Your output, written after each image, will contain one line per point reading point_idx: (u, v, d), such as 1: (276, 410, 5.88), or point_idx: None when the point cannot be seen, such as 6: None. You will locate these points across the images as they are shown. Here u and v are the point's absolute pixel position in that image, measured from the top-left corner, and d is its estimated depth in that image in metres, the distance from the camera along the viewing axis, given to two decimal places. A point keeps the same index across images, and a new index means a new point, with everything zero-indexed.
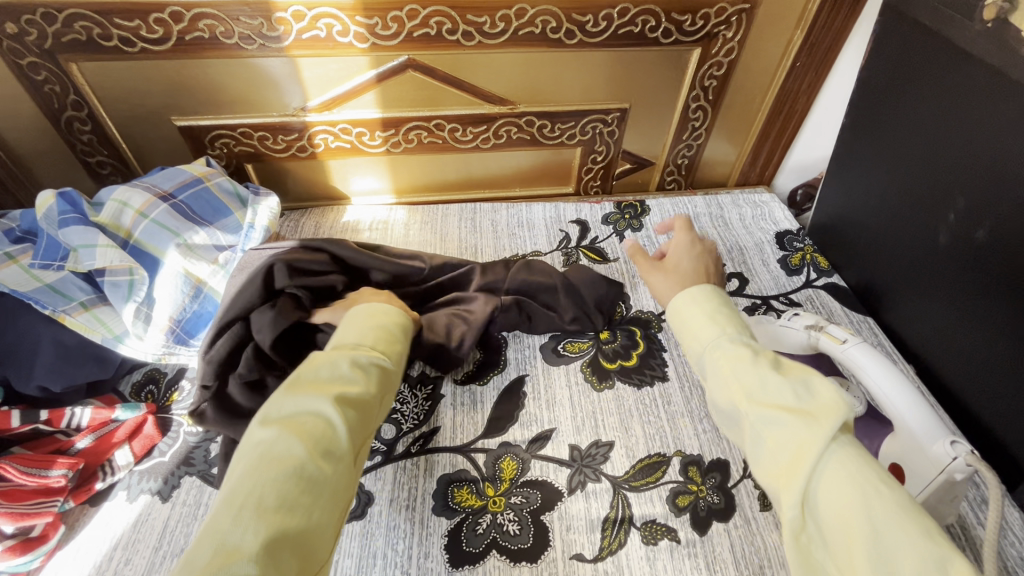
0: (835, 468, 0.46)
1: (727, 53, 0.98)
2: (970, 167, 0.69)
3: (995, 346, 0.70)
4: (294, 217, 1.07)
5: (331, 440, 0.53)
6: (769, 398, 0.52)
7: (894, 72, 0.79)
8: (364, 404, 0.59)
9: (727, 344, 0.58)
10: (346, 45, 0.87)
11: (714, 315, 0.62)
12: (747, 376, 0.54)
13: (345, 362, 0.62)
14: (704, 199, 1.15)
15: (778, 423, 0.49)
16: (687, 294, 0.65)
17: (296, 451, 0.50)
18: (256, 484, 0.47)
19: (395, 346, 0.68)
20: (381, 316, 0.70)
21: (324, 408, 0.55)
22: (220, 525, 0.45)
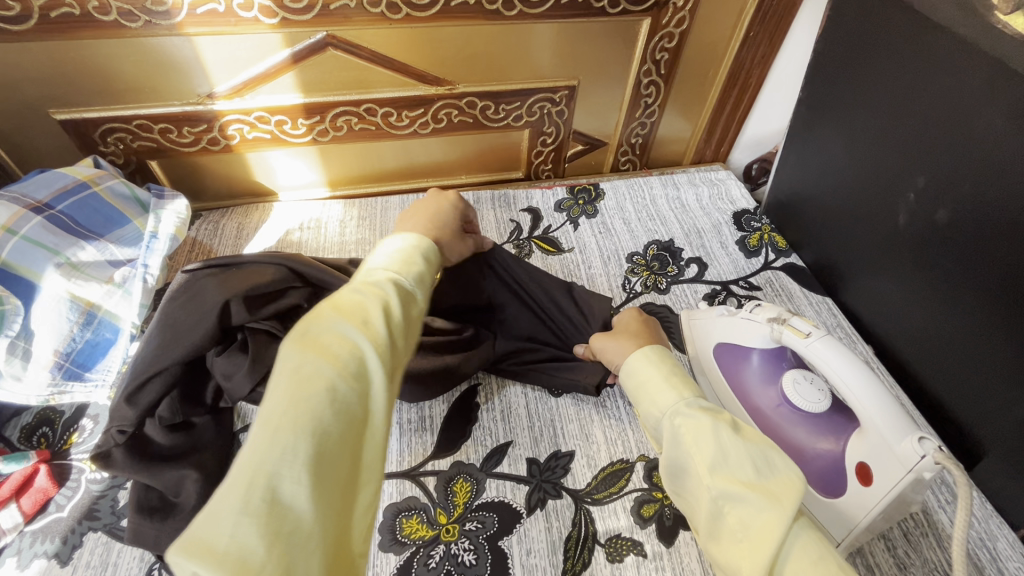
0: (797, 549, 0.45)
1: (678, 23, 0.91)
2: (931, 143, 0.65)
3: (957, 327, 0.68)
4: (213, 219, 0.96)
5: (364, 362, 0.47)
6: (729, 471, 0.49)
7: (850, 43, 0.75)
8: (396, 327, 0.52)
9: (685, 411, 0.54)
10: (252, 20, 0.76)
11: (670, 378, 0.58)
12: (707, 444, 0.51)
13: (359, 286, 0.53)
14: (659, 179, 1.09)
15: (742, 501, 0.47)
16: (640, 356, 0.60)
17: (325, 372, 0.44)
18: (293, 406, 0.41)
19: (416, 276, 0.58)
20: (401, 253, 0.59)
21: (351, 331, 0.48)
22: (253, 449, 0.39)
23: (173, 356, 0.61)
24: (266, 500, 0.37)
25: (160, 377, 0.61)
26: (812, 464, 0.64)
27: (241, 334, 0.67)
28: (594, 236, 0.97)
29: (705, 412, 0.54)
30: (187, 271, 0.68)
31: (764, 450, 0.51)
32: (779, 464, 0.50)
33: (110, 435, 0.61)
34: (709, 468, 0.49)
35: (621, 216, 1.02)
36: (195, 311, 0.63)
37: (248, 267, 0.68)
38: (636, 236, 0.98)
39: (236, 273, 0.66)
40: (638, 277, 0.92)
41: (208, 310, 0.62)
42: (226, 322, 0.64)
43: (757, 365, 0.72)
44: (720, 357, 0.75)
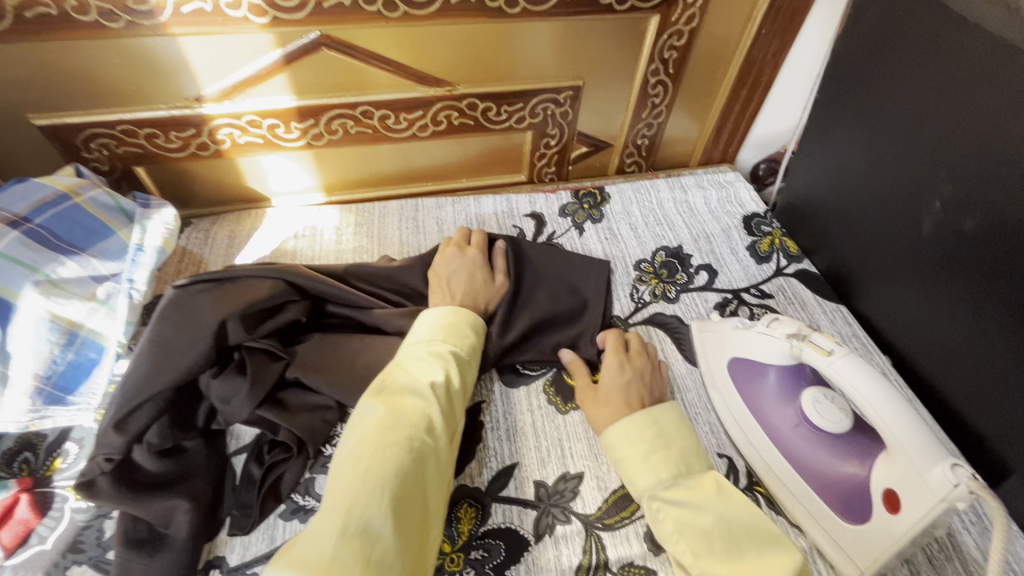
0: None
1: (688, 21, 0.87)
2: (961, 149, 0.62)
3: (983, 340, 0.65)
4: (204, 226, 0.92)
5: (430, 418, 0.56)
6: (713, 559, 0.50)
7: (873, 42, 0.71)
8: (452, 388, 0.60)
9: (663, 493, 0.56)
10: (241, 19, 0.72)
11: (649, 457, 0.59)
12: (688, 525, 0.53)
13: (423, 351, 0.62)
14: (666, 182, 1.06)
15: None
16: (618, 429, 0.62)
17: (403, 427, 0.53)
18: (379, 450, 0.50)
19: (468, 341, 0.67)
20: (451, 317, 0.67)
21: (422, 392, 0.57)
22: (346, 484, 0.48)
23: (165, 379, 0.60)
24: (359, 530, 0.44)
25: (151, 402, 0.60)
26: (832, 487, 0.62)
27: (237, 354, 0.66)
28: (600, 243, 0.94)
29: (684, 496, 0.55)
30: (178, 287, 0.66)
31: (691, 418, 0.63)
32: (762, 546, 0.51)
33: (95, 465, 0.58)
34: (694, 557, 0.51)
35: (628, 221, 0.98)
36: (193, 332, 0.62)
37: (243, 282, 0.68)
38: (644, 242, 0.95)
39: (238, 288, 0.67)
40: (646, 285, 0.88)
41: (204, 330, 0.62)
42: (222, 342, 0.63)
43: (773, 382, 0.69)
44: (734, 373, 0.72)
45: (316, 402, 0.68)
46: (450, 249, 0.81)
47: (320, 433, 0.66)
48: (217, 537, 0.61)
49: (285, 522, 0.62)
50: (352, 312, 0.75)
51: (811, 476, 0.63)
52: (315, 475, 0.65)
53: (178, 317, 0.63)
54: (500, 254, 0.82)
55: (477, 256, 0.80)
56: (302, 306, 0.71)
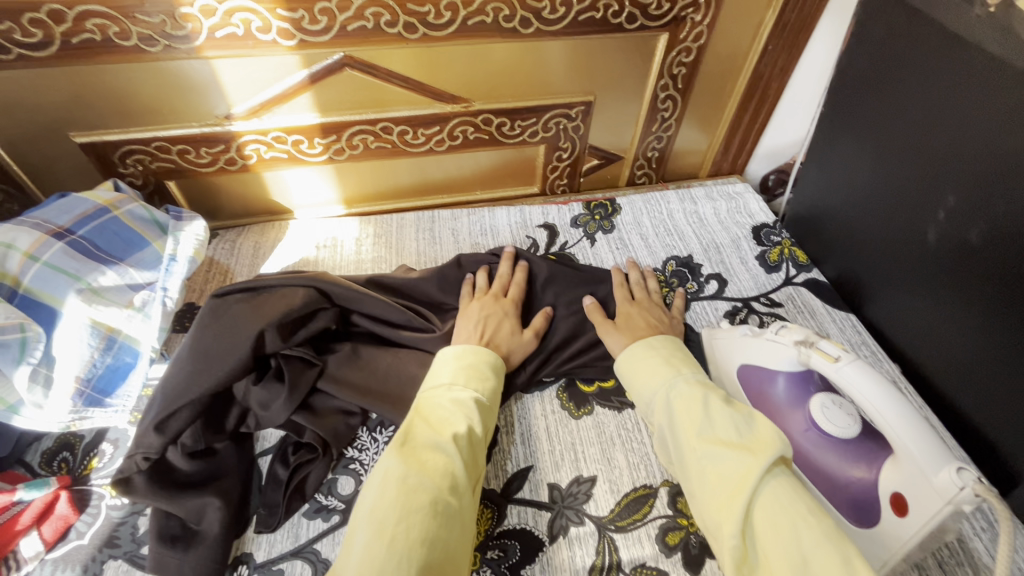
0: (771, 493, 0.51)
1: (696, 38, 0.90)
2: (963, 160, 0.64)
3: (989, 348, 0.66)
4: (230, 237, 0.96)
5: (453, 477, 0.57)
6: (715, 434, 0.57)
7: (876, 57, 0.73)
8: (473, 440, 0.61)
9: (680, 384, 0.64)
10: (270, 43, 0.76)
11: (669, 360, 0.69)
12: (694, 414, 0.60)
13: (445, 401, 0.64)
14: (676, 194, 1.08)
15: (725, 459, 0.55)
16: (642, 344, 0.72)
17: (427, 488, 0.54)
18: (403, 516, 0.51)
19: (489, 384, 0.68)
20: (471, 357, 0.69)
21: (445, 448, 0.58)
22: (372, 555, 0.49)
23: (205, 384, 0.64)
24: None
25: (190, 405, 0.63)
26: (841, 490, 0.63)
27: (273, 361, 0.70)
28: (611, 253, 0.96)
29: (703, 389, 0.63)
30: (215, 297, 0.71)
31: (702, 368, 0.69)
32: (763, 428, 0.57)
33: (134, 464, 0.62)
34: (699, 432, 0.58)
35: (638, 231, 1.00)
36: (234, 341, 0.66)
37: (277, 292, 0.72)
38: (654, 252, 0.97)
39: (275, 299, 0.71)
40: (657, 294, 0.90)
41: (243, 338, 0.66)
42: (259, 350, 0.67)
43: (782, 389, 0.70)
44: (744, 379, 0.74)
45: (339, 406, 0.71)
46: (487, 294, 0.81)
47: (343, 436, 0.69)
48: (244, 534, 0.63)
49: (309, 521, 0.64)
50: (376, 325, 0.78)
51: (820, 479, 0.64)
52: (337, 475, 0.68)
53: (217, 327, 0.68)
54: (542, 315, 0.80)
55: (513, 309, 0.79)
56: (331, 315, 0.75)
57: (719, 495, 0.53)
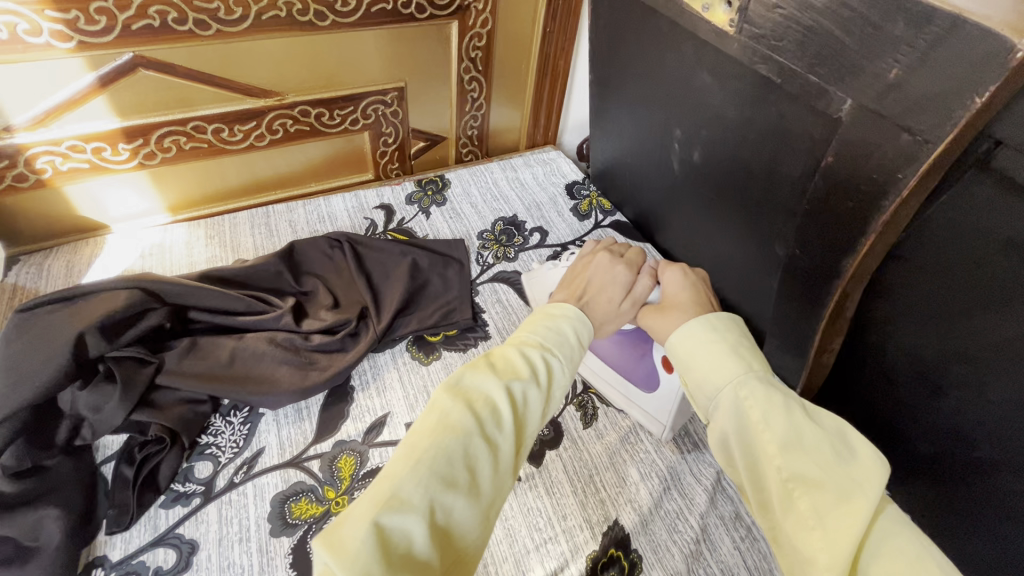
0: (882, 541, 0.43)
1: (483, 24, 1.03)
2: (674, 102, 0.80)
3: (725, 244, 0.87)
4: (35, 262, 0.89)
5: (496, 418, 0.46)
6: (801, 453, 0.48)
7: (606, 31, 0.90)
8: (532, 394, 0.50)
9: (749, 385, 0.53)
10: (43, 45, 0.73)
11: (738, 351, 0.57)
12: (796, 456, 0.48)
13: (516, 344, 0.55)
14: (499, 165, 1.21)
15: (818, 489, 0.46)
16: (707, 328, 0.60)
17: (466, 421, 0.44)
18: (434, 441, 0.42)
19: (564, 339, 0.58)
20: (553, 315, 0.61)
21: (494, 384, 0.48)
22: (396, 469, 0.41)
23: (22, 397, 0.62)
24: (378, 538, 0.36)
25: (8, 422, 0.61)
26: (636, 369, 0.77)
27: (102, 366, 0.68)
28: (446, 222, 1.06)
29: (788, 406, 0.51)
30: (20, 313, 0.68)
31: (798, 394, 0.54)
32: (855, 454, 0.48)
33: None
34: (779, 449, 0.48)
35: (468, 200, 1.11)
36: (48, 350, 0.64)
37: (97, 297, 0.70)
38: (484, 216, 1.09)
39: (93, 303, 0.69)
40: (490, 251, 1.02)
41: (60, 346, 0.64)
42: (81, 356, 0.66)
43: None
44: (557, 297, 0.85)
45: (184, 396, 0.71)
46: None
47: (192, 423, 0.70)
48: (95, 540, 0.62)
49: (167, 510, 0.65)
50: (213, 316, 0.79)
51: (620, 365, 0.78)
52: (194, 463, 0.69)
53: (28, 341, 0.65)
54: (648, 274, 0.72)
55: (624, 274, 0.71)
56: (163, 311, 0.74)
57: (803, 529, 0.45)
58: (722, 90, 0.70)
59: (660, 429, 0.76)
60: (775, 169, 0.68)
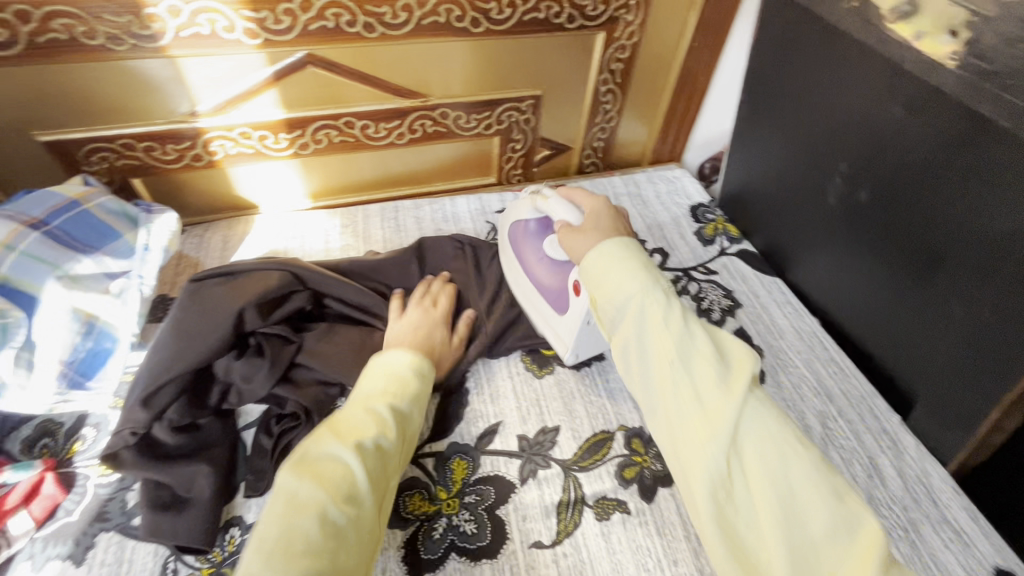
0: (752, 428, 0.55)
1: (629, 37, 1.01)
2: (847, 131, 0.76)
3: (881, 292, 0.79)
4: (197, 233, 0.98)
5: (351, 486, 0.55)
6: (692, 354, 0.60)
7: (777, 51, 0.85)
8: (383, 448, 0.60)
9: (643, 312, 0.63)
10: (235, 41, 0.80)
11: (637, 269, 0.65)
12: (681, 364, 0.60)
13: (360, 410, 0.62)
14: (621, 179, 1.18)
15: (692, 384, 0.58)
16: (617, 260, 0.66)
17: (317, 498, 0.52)
18: (284, 530, 0.49)
19: (410, 388, 0.67)
20: (396, 364, 0.68)
21: (346, 456, 0.56)
22: (250, 569, 0.47)
23: (189, 360, 0.67)
24: None
25: (176, 381, 0.67)
26: (558, 300, 0.80)
27: (253, 340, 0.74)
28: None
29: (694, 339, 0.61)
30: (192, 282, 0.74)
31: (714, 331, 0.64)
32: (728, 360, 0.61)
33: (123, 438, 0.64)
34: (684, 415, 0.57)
35: None
36: (214, 319, 0.70)
37: (253, 274, 0.76)
38: None
39: (252, 280, 0.75)
40: None
41: (224, 317, 0.70)
42: (239, 328, 0.71)
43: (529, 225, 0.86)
44: (511, 236, 0.88)
45: (318, 377, 0.75)
46: (421, 302, 0.82)
47: (324, 405, 0.73)
48: (234, 500, 0.67)
49: None
50: (346, 307, 0.83)
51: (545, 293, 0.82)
52: None
53: (197, 308, 0.71)
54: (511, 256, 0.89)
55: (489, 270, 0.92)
56: (307, 295, 0.79)
57: (693, 423, 0.57)
58: (917, 129, 0.65)
59: (565, 350, 0.79)
60: (979, 217, 0.60)
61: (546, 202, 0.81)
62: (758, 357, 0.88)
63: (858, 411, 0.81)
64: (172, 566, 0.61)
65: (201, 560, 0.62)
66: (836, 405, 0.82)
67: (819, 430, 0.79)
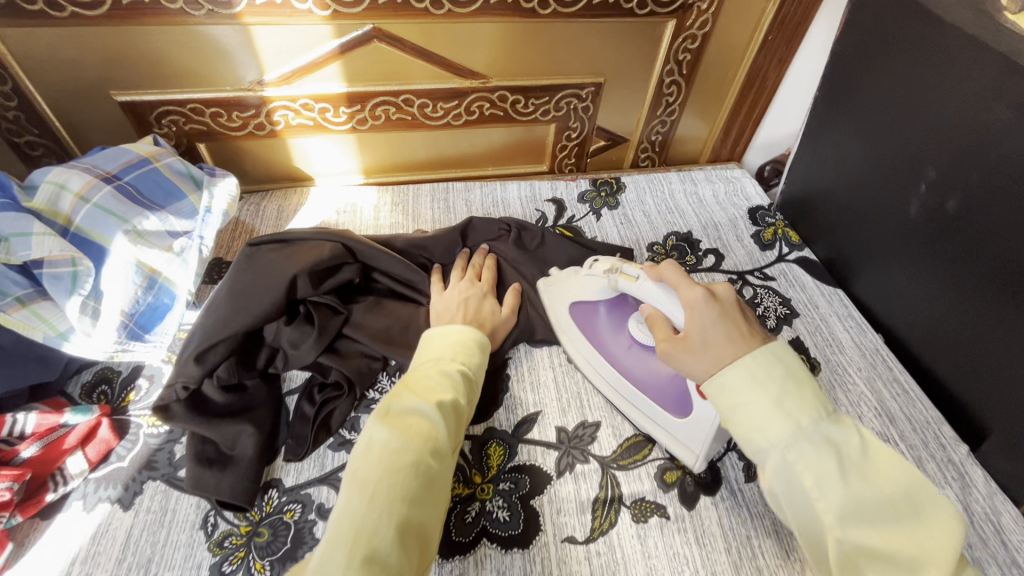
0: None
1: (701, 26, 0.96)
2: (941, 134, 0.70)
3: (958, 311, 0.73)
4: (254, 201, 1.00)
5: (438, 441, 0.56)
6: (859, 513, 0.45)
7: (868, 46, 0.80)
8: (460, 410, 0.60)
9: (807, 445, 0.48)
10: (306, 12, 0.81)
11: (782, 401, 0.50)
12: (832, 481, 0.46)
13: (436, 372, 0.62)
14: (678, 175, 1.14)
15: (879, 557, 0.44)
16: (739, 369, 0.52)
17: (413, 450, 0.52)
18: (386, 474, 0.50)
19: (476, 360, 0.67)
20: (459, 335, 0.68)
21: (432, 412, 0.56)
22: (354, 508, 0.48)
23: (241, 322, 0.68)
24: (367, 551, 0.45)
25: (228, 341, 0.68)
26: (664, 390, 0.72)
27: (303, 308, 0.75)
28: (616, 226, 1.02)
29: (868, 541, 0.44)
30: (249, 247, 0.76)
31: (879, 462, 0.48)
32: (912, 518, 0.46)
33: (174, 392, 0.66)
34: (840, 520, 0.45)
35: (642, 208, 1.06)
36: (268, 285, 0.71)
37: (307, 244, 0.77)
38: (656, 227, 1.03)
39: (306, 248, 0.76)
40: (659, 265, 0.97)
41: (278, 283, 0.71)
42: (291, 295, 0.72)
43: (603, 316, 0.80)
44: (577, 318, 0.81)
45: (362, 349, 0.76)
46: (465, 277, 0.82)
47: (366, 376, 0.74)
48: (275, 462, 0.68)
49: (334, 452, 0.69)
50: (392, 280, 0.83)
51: (652, 392, 0.73)
52: (360, 414, 0.73)
53: (252, 272, 0.72)
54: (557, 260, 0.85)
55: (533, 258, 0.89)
56: (357, 268, 0.79)
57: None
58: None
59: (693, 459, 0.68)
60: None
61: (636, 284, 0.70)
62: (815, 371, 0.83)
63: (922, 437, 0.76)
64: (212, 520, 0.62)
65: (240, 517, 0.63)
66: (897, 428, 0.77)
67: None
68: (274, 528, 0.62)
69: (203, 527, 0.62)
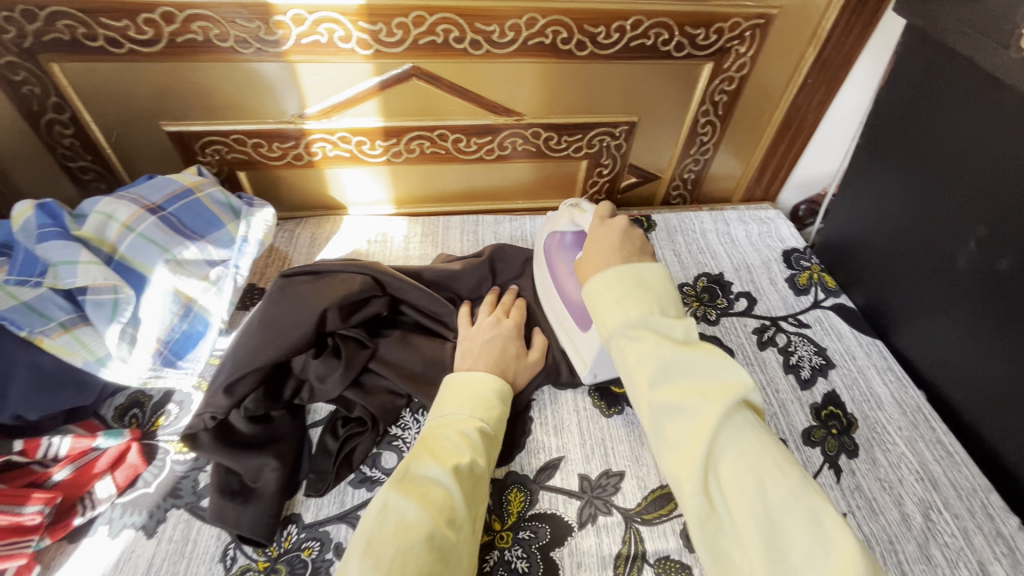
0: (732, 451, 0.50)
1: (739, 68, 0.96)
2: (996, 190, 0.68)
3: (1009, 375, 0.69)
4: (289, 227, 1.03)
5: (453, 509, 0.56)
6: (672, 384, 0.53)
7: (916, 95, 0.78)
8: (477, 472, 0.60)
9: (630, 333, 0.56)
10: (349, 51, 0.83)
11: (624, 300, 0.58)
12: (645, 354, 0.55)
13: (452, 433, 0.62)
14: (709, 214, 1.13)
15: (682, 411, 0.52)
16: (601, 279, 0.61)
17: (425, 522, 0.53)
18: (398, 550, 0.50)
19: (494, 413, 0.67)
20: (478, 385, 0.68)
21: (445, 480, 0.57)
22: None
23: (270, 355, 0.69)
24: None
25: (256, 372, 0.68)
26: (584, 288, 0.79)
27: (331, 340, 0.75)
28: None
29: (684, 400, 0.52)
30: (283, 277, 0.76)
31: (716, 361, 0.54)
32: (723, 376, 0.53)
33: (203, 422, 0.66)
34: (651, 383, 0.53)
35: (672, 248, 1.05)
36: (300, 318, 0.71)
37: (338, 277, 0.77)
38: (686, 268, 1.01)
39: (337, 281, 0.76)
40: (688, 308, 0.95)
41: (309, 316, 0.71)
42: (321, 328, 0.72)
43: (567, 241, 0.83)
44: (545, 245, 0.86)
45: (387, 384, 0.76)
46: (493, 313, 0.81)
47: (389, 413, 0.73)
48: (295, 497, 0.68)
49: (354, 489, 0.69)
50: (420, 314, 0.83)
51: (571, 309, 0.79)
52: (382, 450, 0.73)
53: (284, 304, 0.73)
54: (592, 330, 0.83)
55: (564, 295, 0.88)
56: (384, 302, 0.79)
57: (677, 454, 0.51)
58: None
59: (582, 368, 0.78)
60: None
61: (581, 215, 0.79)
62: (851, 428, 0.79)
63: (968, 507, 0.71)
64: (232, 554, 0.62)
65: (259, 553, 0.63)
66: (941, 494, 0.73)
67: (920, 520, 0.70)
68: (292, 566, 0.62)
69: (222, 560, 0.62)
